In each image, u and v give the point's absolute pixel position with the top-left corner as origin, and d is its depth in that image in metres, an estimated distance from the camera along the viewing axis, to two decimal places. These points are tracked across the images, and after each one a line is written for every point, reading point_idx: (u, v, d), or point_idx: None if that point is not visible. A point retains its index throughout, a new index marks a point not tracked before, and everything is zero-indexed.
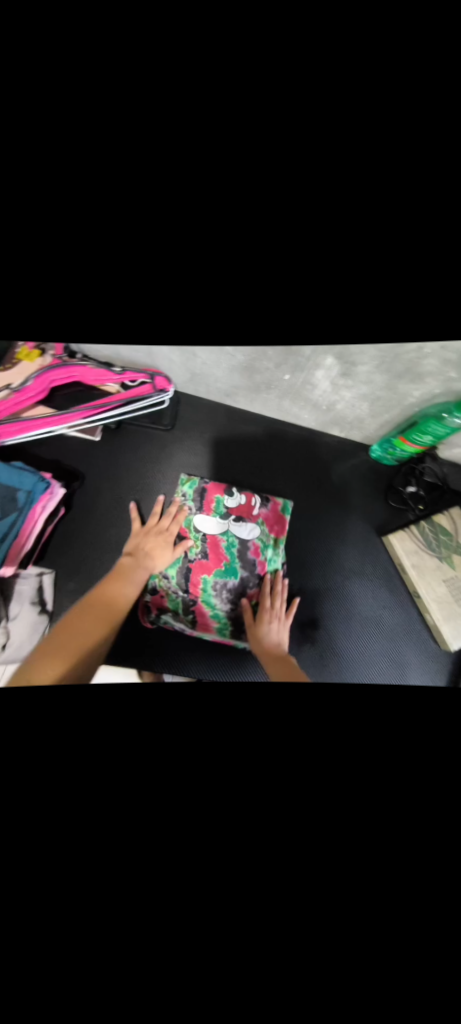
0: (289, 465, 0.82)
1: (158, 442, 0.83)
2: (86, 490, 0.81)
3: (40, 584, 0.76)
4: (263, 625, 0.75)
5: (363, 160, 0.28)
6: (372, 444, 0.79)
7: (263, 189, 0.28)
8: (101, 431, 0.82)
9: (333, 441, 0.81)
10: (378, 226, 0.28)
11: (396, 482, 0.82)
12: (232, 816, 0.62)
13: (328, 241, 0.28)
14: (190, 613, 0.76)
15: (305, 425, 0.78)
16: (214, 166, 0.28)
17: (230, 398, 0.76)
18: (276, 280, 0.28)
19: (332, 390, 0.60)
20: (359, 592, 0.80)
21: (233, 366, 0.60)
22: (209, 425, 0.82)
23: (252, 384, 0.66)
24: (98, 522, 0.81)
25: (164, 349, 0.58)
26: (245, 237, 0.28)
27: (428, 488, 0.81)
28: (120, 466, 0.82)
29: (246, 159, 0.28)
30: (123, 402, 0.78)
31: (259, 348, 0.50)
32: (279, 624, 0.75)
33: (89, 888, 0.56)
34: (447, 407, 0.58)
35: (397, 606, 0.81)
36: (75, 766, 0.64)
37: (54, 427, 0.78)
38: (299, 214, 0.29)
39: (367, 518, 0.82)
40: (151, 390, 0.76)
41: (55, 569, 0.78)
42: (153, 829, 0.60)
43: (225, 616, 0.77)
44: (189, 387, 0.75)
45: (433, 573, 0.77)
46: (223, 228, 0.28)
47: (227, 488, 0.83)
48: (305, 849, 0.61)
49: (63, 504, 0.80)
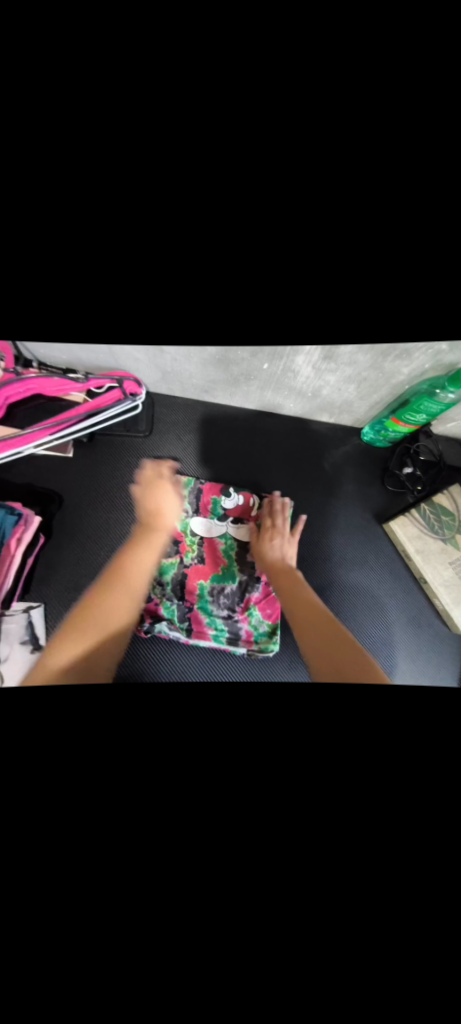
0: (281, 458, 0.81)
1: (132, 444, 0.80)
2: (65, 509, 0.79)
3: (28, 618, 0.74)
4: (266, 537, 0.80)
5: (366, 111, 0.20)
6: (363, 429, 0.76)
7: (232, 153, 0.20)
8: (73, 447, 0.79)
9: (324, 426, 0.76)
10: (392, 202, 0.20)
11: (392, 466, 0.79)
12: (263, 819, 0.51)
13: (324, 221, 0.20)
14: (186, 620, 0.78)
15: (291, 411, 0.74)
16: (168, 128, 0.20)
17: (208, 398, 0.74)
18: (263, 268, 0.20)
19: (315, 375, 0.58)
20: (363, 580, 0.80)
21: (207, 360, 0.57)
22: (188, 425, 0.79)
23: (230, 376, 0.63)
24: (82, 541, 0.79)
25: (129, 352, 0.55)
26: (210, 215, 0.20)
27: (424, 467, 0.78)
28: (104, 477, 0.79)
29: (206, 111, 0.20)
30: (91, 411, 0.76)
31: (232, 349, 0.50)
32: (282, 538, 0.79)
33: (104, 890, 0.43)
34: (441, 383, 0.54)
35: (400, 591, 0.80)
36: (87, 769, 0.53)
37: (22, 447, 0.75)
38: (284, 181, 0.21)
39: (366, 504, 0.81)
40: (120, 393, 0.73)
41: (44, 600, 0.76)
42: (168, 838, 0.48)
43: (222, 624, 0.79)
44: (162, 387, 0.72)
45: (439, 556, 0.77)
46: (181, 200, 0.20)
47: (224, 488, 0.82)
48: (352, 851, 0.49)
49: (42, 527, 0.78)
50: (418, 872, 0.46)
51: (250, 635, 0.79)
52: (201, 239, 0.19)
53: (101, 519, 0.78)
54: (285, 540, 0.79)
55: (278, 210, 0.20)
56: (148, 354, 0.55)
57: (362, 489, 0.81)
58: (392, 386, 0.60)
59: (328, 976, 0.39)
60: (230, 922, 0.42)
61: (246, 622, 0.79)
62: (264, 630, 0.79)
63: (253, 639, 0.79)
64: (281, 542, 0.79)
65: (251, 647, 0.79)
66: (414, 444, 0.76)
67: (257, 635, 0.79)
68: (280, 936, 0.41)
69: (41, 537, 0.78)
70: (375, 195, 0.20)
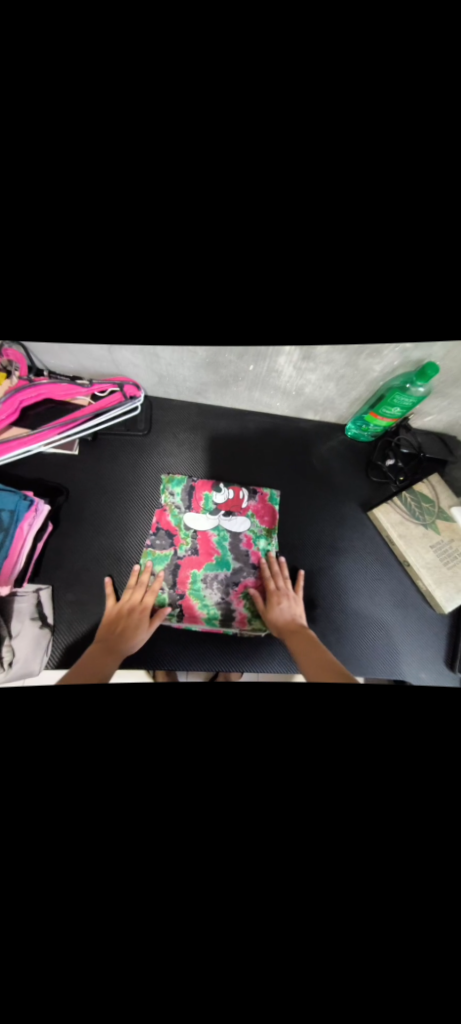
0: (271, 451, 0.85)
1: (132, 444, 0.86)
2: (71, 503, 0.83)
3: (38, 600, 0.75)
4: (274, 608, 0.75)
5: None
6: (347, 421, 0.81)
7: None
8: (79, 445, 0.85)
9: (310, 424, 0.84)
10: (321, 214, 0.23)
11: (375, 458, 0.82)
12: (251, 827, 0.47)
13: (254, 232, 0.23)
14: (177, 606, 0.76)
15: (278, 413, 0.83)
16: None
17: (201, 397, 0.81)
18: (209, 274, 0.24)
19: (297, 375, 0.62)
20: (352, 570, 0.81)
21: (198, 363, 0.61)
22: (184, 424, 0.86)
23: (219, 379, 0.68)
24: (86, 530, 0.82)
25: (127, 354, 0.59)
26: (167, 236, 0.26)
27: (406, 460, 0.79)
28: (107, 474, 0.85)
29: None
30: (97, 412, 0.80)
31: (216, 351, 0.54)
32: (290, 602, 0.75)
33: (84, 876, 0.41)
34: (411, 377, 0.56)
35: (388, 579, 0.80)
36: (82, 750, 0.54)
37: (32, 445, 0.78)
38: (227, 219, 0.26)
39: (353, 497, 0.84)
40: (121, 398, 0.78)
41: (52, 584, 0.78)
42: (148, 840, 0.45)
43: (215, 608, 0.76)
44: (159, 389, 0.78)
45: (420, 540, 0.77)
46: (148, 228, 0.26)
47: (214, 483, 0.83)
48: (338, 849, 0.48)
49: (50, 517, 0.81)
50: (398, 863, 0.45)
51: (242, 616, 0.76)
52: (161, 236, 0.23)
53: (104, 511, 0.83)
54: (292, 599, 0.76)
55: (226, 209, 0.23)
56: (145, 352, 0.58)
57: (349, 480, 0.84)
58: (368, 381, 0.62)
59: (306, 964, 0.38)
60: (204, 915, 0.40)
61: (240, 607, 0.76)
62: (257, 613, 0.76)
63: (247, 621, 0.76)
64: (289, 602, 0.76)
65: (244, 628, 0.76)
66: (394, 436, 0.78)
67: (251, 620, 0.76)
68: (258, 930, 0.40)
69: (49, 524, 0.80)
70: (301, 195, 0.23)
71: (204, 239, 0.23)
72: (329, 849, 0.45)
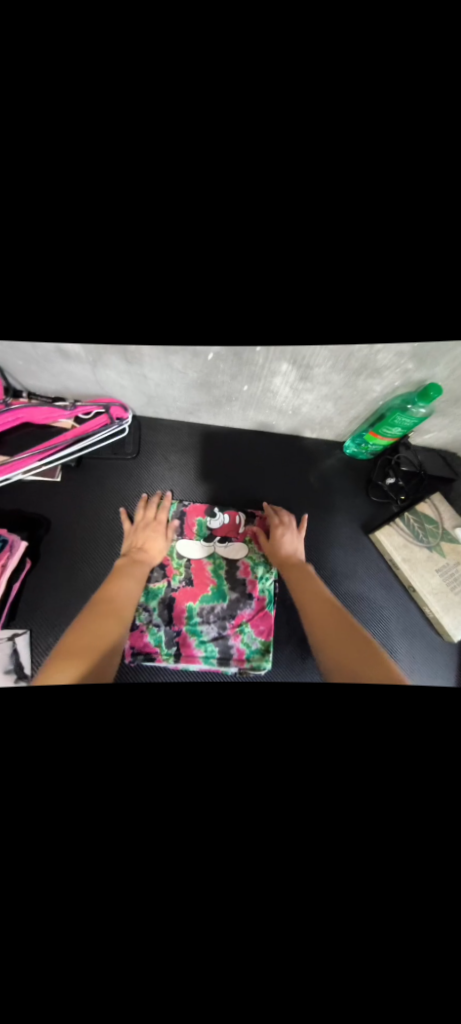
0: (269, 466, 0.79)
1: (120, 467, 0.79)
2: (54, 534, 0.79)
3: (14, 647, 0.72)
4: (276, 535, 0.78)
5: (288, 178, 0.24)
6: (346, 441, 0.75)
7: (174, 201, 0.23)
8: (62, 475, 0.79)
9: (310, 443, 0.75)
10: None
11: (375, 476, 0.78)
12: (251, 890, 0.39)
13: None
14: (174, 644, 0.73)
15: (276, 429, 0.73)
16: (122, 176, 0.22)
17: (192, 413, 0.71)
18: None
19: (293, 396, 0.59)
20: (354, 592, 0.79)
21: (189, 383, 0.58)
22: (172, 443, 0.78)
23: (211, 398, 0.64)
24: (71, 566, 0.77)
25: (113, 375, 0.56)
26: (152, 245, 0.23)
27: (407, 479, 0.76)
28: (90, 504, 0.80)
29: (151, 165, 0.23)
30: (80, 437, 0.74)
31: (210, 367, 0.50)
32: (293, 534, 0.78)
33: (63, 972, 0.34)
34: (411, 399, 0.55)
35: (392, 601, 0.79)
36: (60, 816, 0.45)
37: (10, 473, 0.71)
38: (219, 233, 0.24)
39: (354, 517, 0.81)
40: (107, 420, 0.72)
41: (31, 625, 0.74)
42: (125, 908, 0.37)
43: (212, 644, 0.73)
44: (148, 410, 0.71)
45: (426, 566, 0.73)
46: (132, 240, 0.23)
47: (209, 510, 0.79)
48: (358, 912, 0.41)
49: (28, 554, 0.77)
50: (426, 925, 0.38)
51: (240, 647, 0.74)
52: None
53: (88, 542, 0.78)
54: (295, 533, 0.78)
55: None
56: (129, 368, 0.52)
57: (349, 497, 0.80)
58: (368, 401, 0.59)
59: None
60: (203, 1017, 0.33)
61: (237, 639, 0.74)
62: (257, 647, 0.75)
63: (245, 657, 0.74)
64: (292, 535, 0.78)
65: (243, 662, 0.74)
66: (394, 452, 0.72)
67: (249, 652, 0.74)
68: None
69: (27, 560, 0.77)
70: None
71: (198, 251, 0.23)
72: (344, 875, 0.41)
